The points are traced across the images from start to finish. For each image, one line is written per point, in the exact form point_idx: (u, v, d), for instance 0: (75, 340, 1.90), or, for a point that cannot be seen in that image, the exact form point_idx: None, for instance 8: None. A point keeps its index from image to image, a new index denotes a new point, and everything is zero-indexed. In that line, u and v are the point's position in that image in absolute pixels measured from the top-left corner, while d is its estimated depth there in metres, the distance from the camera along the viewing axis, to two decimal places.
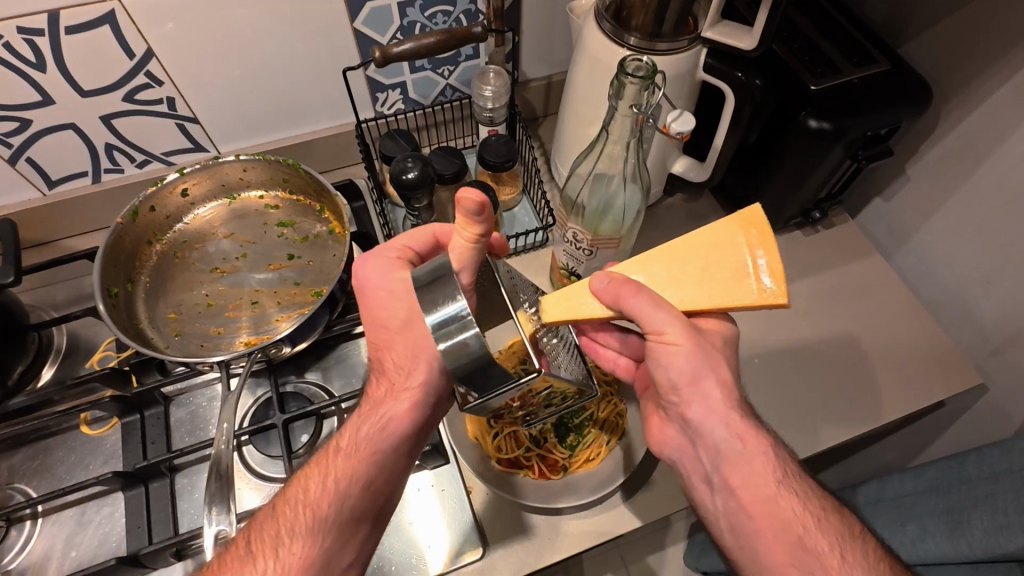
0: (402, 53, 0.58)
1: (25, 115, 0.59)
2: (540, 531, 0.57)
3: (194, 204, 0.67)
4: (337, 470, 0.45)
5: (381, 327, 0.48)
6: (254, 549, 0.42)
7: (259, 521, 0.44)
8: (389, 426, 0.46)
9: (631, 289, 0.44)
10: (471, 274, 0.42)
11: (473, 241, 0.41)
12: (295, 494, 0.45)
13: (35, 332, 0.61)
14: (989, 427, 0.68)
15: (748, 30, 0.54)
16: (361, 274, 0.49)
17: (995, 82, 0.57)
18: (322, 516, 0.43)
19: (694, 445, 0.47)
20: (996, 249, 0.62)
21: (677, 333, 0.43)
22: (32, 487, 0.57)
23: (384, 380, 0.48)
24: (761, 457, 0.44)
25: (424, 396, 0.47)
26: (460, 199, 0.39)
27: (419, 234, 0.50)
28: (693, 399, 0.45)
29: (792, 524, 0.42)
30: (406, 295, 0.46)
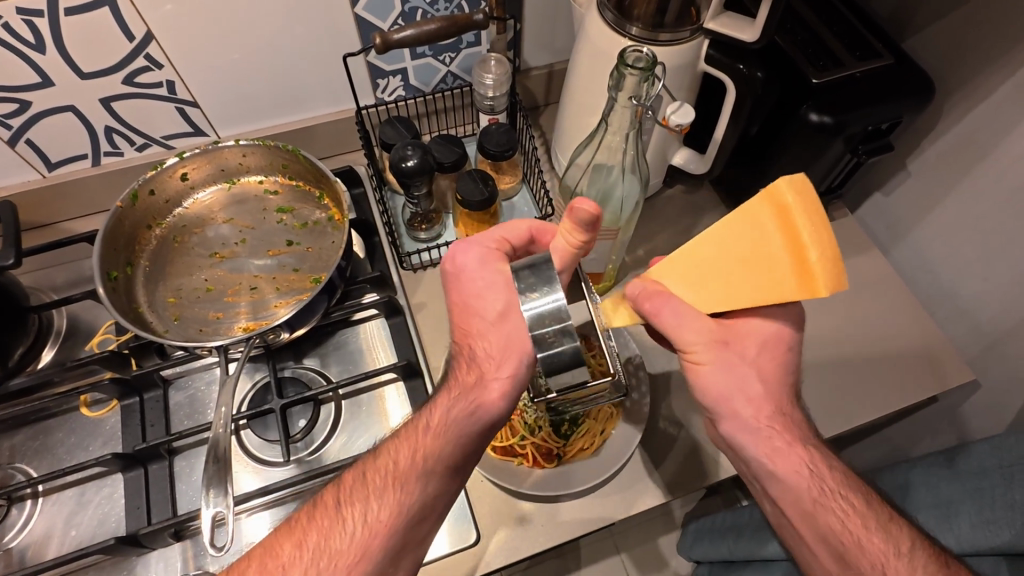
0: (403, 40, 0.57)
1: (24, 96, 0.59)
2: (533, 518, 0.58)
3: (193, 188, 0.66)
4: (426, 446, 0.44)
5: (475, 314, 0.46)
6: (344, 510, 0.43)
7: (344, 481, 0.45)
8: (477, 413, 0.45)
9: (658, 300, 0.44)
10: (568, 275, 0.44)
11: (576, 244, 0.43)
12: (384, 463, 0.45)
13: (35, 314, 0.61)
14: (979, 423, 0.69)
15: (751, 21, 0.54)
16: (457, 260, 0.48)
17: (998, 78, 0.57)
18: (408, 489, 0.44)
19: (738, 458, 0.49)
20: (993, 245, 0.62)
21: (703, 350, 0.45)
22: (33, 467, 0.58)
23: (475, 368, 0.46)
24: (794, 475, 0.45)
25: (514, 387, 0.45)
26: (573, 207, 0.42)
27: (517, 227, 0.49)
28: (724, 416, 0.46)
29: (833, 537, 0.44)
30: (508, 289, 0.45)
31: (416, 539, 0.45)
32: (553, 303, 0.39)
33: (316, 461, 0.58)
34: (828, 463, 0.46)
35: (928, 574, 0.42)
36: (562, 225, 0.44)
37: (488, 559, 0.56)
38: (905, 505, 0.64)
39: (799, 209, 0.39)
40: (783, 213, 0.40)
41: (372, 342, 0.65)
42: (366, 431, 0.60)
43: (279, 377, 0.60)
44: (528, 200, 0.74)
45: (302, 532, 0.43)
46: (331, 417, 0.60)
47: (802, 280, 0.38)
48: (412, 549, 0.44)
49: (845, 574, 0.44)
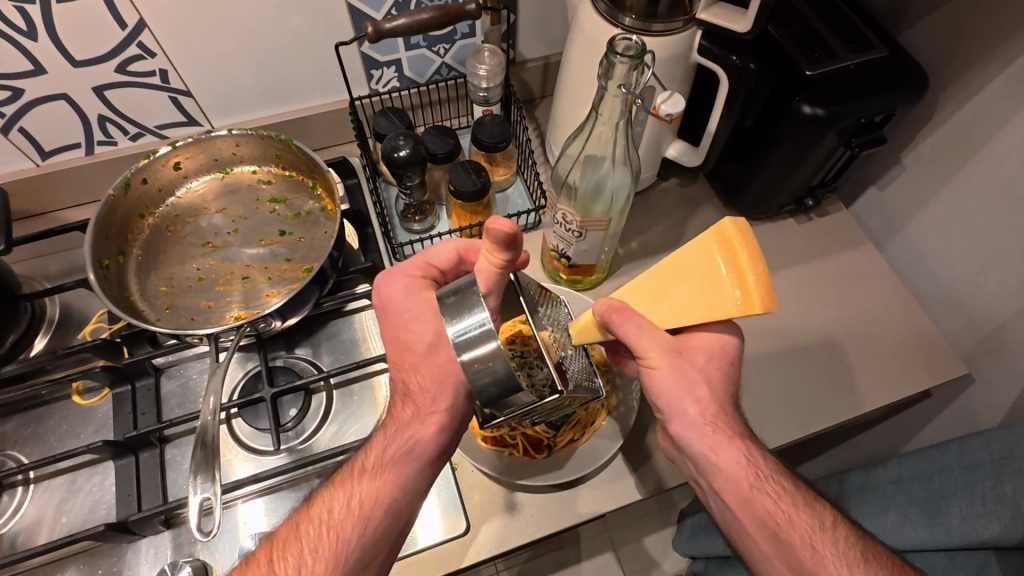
0: (395, 29, 0.57)
1: (17, 84, 0.59)
2: (523, 508, 0.58)
3: (186, 177, 0.66)
4: (364, 490, 0.45)
5: (406, 349, 0.48)
6: (277, 561, 0.42)
7: (275, 538, 0.44)
8: (415, 449, 0.46)
9: (621, 314, 0.45)
10: (496, 295, 0.45)
11: (498, 264, 0.43)
12: (317, 514, 0.45)
13: (28, 302, 0.61)
14: (972, 418, 0.69)
15: (743, 13, 0.54)
16: (384, 290, 0.49)
17: (992, 71, 0.57)
18: (346, 537, 0.43)
19: (681, 454, 0.48)
20: (986, 239, 0.62)
21: (661, 358, 0.45)
22: (24, 454, 0.58)
23: (409, 403, 0.48)
24: (735, 464, 0.45)
25: (450, 419, 0.47)
26: (489, 228, 0.41)
27: (444, 248, 0.50)
28: (673, 415, 0.46)
29: (769, 521, 0.44)
30: (435, 318, 0.46)
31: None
32: (479, 325, 0.39)
33: (307, 449, 0.58)
34: (764, 452, 0.47)
35: (854, 551, 0.44)
36: (484, 244, 0.44)
37: (479, 549, 0.56)
38: (896, 499, 0.64)
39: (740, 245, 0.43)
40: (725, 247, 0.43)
41: (362, 333, 0.65)
42: (357, 420, 0.60)
43: (270, 366, 0.60)
44: (522, 192, 0.74)
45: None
46: (322, 406, 0.60)
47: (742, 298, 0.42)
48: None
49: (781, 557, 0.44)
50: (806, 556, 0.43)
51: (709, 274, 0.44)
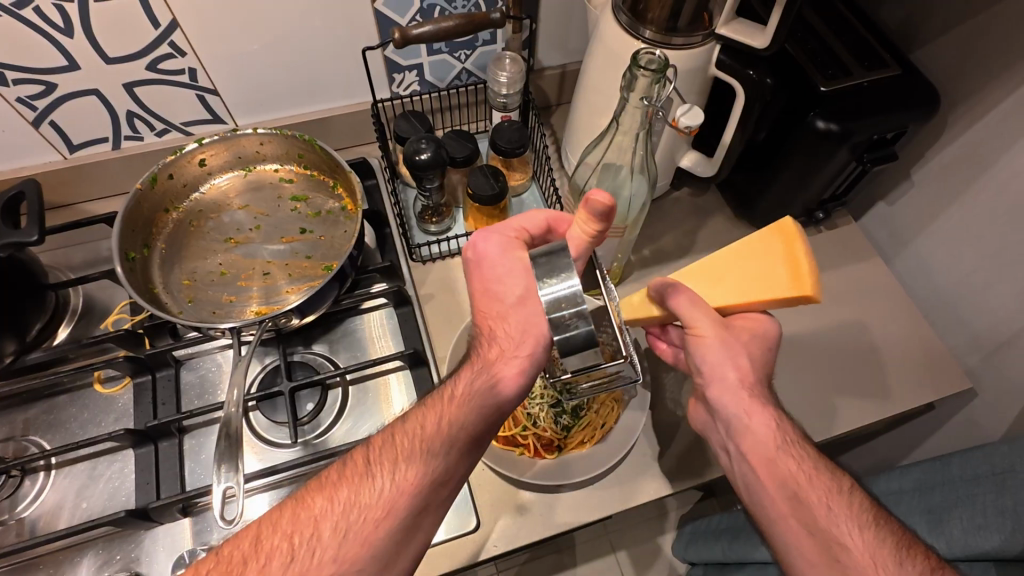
0: (421, 35, 0.59)
1: (50, 78, 0.60)
2: (532, 507, 0.59)
3: (210, 174, 0.68)
4: (449, 414, 0.45)
5: (494, 299, 0.46)
6: (373, 468, 0.44)
7: (373, 443, 0.45)
8: (499, 386, 0.45)
9: (673, 288, 0.48)
10: (583, 264, 0.46)
11: (591, 234, 0.45)
12: (411, 427, 0.45)
13: (53, 292, 0.63)
14: (974, 431, 0.70)
15: (762, 30, 0.55)
16: (478, 247, 0.47)
17: (1002, 92, 0.58)
18: (433, 452, 0.44)
19: (714, 420, 0.49)
20: (993, 256, 0.64)
21: (707, 328, 0.47)
22: (46, 440, 0.59)
23: (495, 345, 0.46)
24: (766, 427, 0.46)
25: (532, 365, 0.45)
26: (589, 199, 0.43)
27: (534, 217, 0.50)
28: (709, 379, 0.48)
29: (790, 482, 0.44)
30: (528, 276, 0.45)
31: (437, 504, 0.44)
32: (569, 290, 0.40)
33: (321, 444, 0.59)
34: (792, 422, 0.48)
35: (865, 516, 0.44)
36: (577, 216, 0.45)
37: (489, 545, 0.57)
38: (898, 510, 0.65)
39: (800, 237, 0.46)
40: (787, 236, 0.47)
41: (376, 332, 0.66)
42: (371, 417, 0.61)
43: (288, 361, 0.62)
44: (536, 198, 0.75)
45: (332, 486, 0.43)
46: (337, 403, 0.61)
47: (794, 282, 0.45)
48: (434, 512, 0.44)
49: (798, 515, 0.44)
50: (820, 515, 0.43)
51: (774, 260, 0.47)
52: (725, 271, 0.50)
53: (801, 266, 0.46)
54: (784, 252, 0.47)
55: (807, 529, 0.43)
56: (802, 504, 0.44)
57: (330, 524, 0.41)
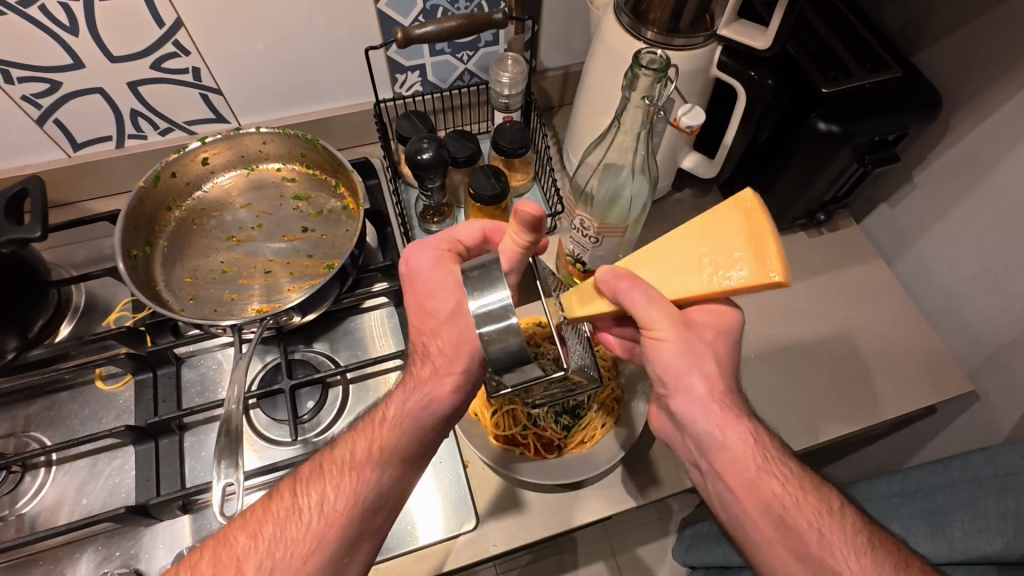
0: (423, 35, 0.59)
1: (55, 77, 0.60)
2: (531, 507, 0.59)
3: (213, 172, 0.68)
4: (381, 438, 0.46)
5: (427, 314, 0.48)
6: (299, 500, 0.44)
7: (300, 473, 0.45)
8: (431, 405, 0.47)
9: (628, 283, 0.45)
10: (516, 273, 0.46)
11: (521, 246, 0.44)
12: (341, 454, 0.46)
13: (55, 289, 0.63)
14: (976, 434, 0.70)
15: (764, 31, 0.56)
16: (412, 262, 0.49)
17: (1004, 94, 0.58)
18: (364, 479, 0.44)
19: (684, 436, 0.48)
20: (995, 259, 0.63)
21: (667, 329, 0.45)
22: (47, 436, 0.59)
23: (428, 362, 0.48)
24: (745, 445, 0.44)
25: (464, 381, 0.47)
26: (516, 210, 0.42)
27: (471, 228, 0.50)
28: (676, 392, 0.46)
29: (774, 504, 0.43)
30: (457, 289, 0.46)
31: (373, 530, 0.45)
32: (500, 302, 0.40)
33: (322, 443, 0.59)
34: (770, 435, 0.46)
35: (860, 537, 0.43)
36: (510, 226, 0.45)
37: (488, 544, 0.57)
38: (899, 513, 0.65)
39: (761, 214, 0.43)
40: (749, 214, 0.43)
41: (376, 331, 0.66)
42: None
43: (289, 359, 0.62)
44: (538, 198, 0.75)
45: (256, 522, 0.43)
46: (338, 401, 0.61)
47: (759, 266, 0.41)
48: (370, 540, 0.44)
49: (787, 543, 0.43)
50: (810, 540, 0.43)
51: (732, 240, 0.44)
52: (685, 254, 0.46)
53: (764, 245, 0.42)
54: (743, 229, 0.44)
55: (797, 555, 0.43)
56: (789, 524, 0.43)
57: (254, 563, 0.41)
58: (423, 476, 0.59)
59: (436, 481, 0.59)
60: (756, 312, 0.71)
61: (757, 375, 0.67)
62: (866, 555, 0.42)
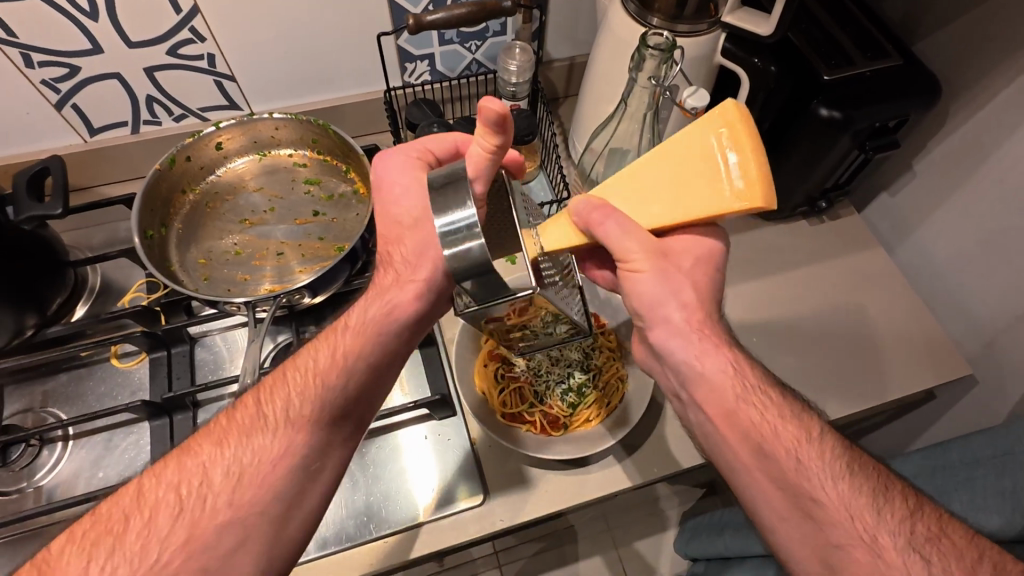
0: (434, 22, 0.60)
1: (74, 62, 0.62)
2: (537, 484, 0.60)
3: (227, 157, 0.70)
4: (344, 344, 0.47)
5: (393, 222, 0.49)
6: (263, 409, 0.44)
7: (264, 384, 0.46)
8: (394, 311, 0.48)
9: (602, 214, 0.44)
10: (488, 182, 0.43)
11: (490, 150, 0.42)
12: (304, 362, 0.47)
13: (72, 269, 0.65)
14: (976, 419, 0.71)
15: (767, 18, 0.57)
16: (380, 173, 0.50)
17: (1002, 82, 0.59)
18: (328, 384, 0.46)
19: (664, 367, 0.48)
20: (994, 245, 0.65)
21: (642, 259, 0.45)
22: (64, 411, 0.61)
23: (392, 270, 0.50)
24: (722, 374, 0.44)
25: (429, 290, 0.49)
26: (481, 108, 0.40)
27: (442, 140, 0.52)
28: (655, 322, 0.47)
29: (752, 431, 0.43)
30: (424, 195, 0.48)
31: (340, 440, 0.46)
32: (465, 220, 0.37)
33: None
34: (751, 364, 0.46)
35: (838, 463, 0.42)
36: (477, 131, 0.43)
37: (495, 519, 0.58)
38: None
39: (738, 127, 0.43)
40: (728, 125, 0.43)
41: None
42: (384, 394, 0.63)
43: (301, 338, 0.63)
44: (544, 185, 0.77)
45: (222, 432, 0.44)
46: None
47: (743, 189, 0.42)
48: (337, 450, 0.46)
49: (765, 467, 0.42)
50: (788, 466, 0.42)
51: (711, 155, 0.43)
52: (661, 177, 0.45)
53: (750, 168, 0.42)
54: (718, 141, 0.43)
55: (776, 480, 0.42)
56: (769, 452, 0.43)
57: (220, 469, 0.42)
58: (430, 452, 0.60)
59: (443, 458, 0.60)
60: (758, 297, 0.73)
61: (759, 359, 0.69)
62: (843, 480, 0.42)
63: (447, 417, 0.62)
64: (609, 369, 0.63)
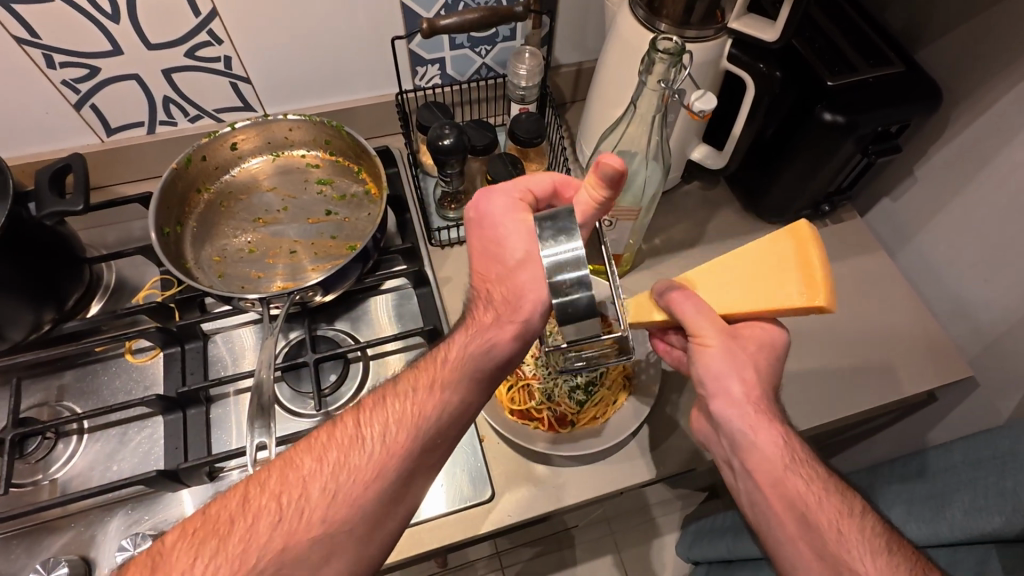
0: (447, 27, 0.62)
1: (94, 63, 0.63)
2: (544, 480, 0.61)
3: (242, 157, 0.71)
4: (443, 377, 0.47)
5: (494, 261, 0.48)
6: (361, 430, 0.45)
7: (362, 405, 0.47)
8: (492, 350, 0.48)
9: (681, 295, 0.50)
10: (587, 229, 0.47)
11: (598, 201, 0.45)
12: (403, 390, 0.47)
13: (88, 266, 0.66)
14: (976, 421, 0.72)
15: (771, 23, 0.58)
16: (482, 207, 0.49)
17: (1001, 89, 0.61)
18: (425, 415, 0.46)
19: (718, 434, 0.50)
20: (992, 250, 0.66)
21: (713, 337, 0.48)
22: (79, 406, 0.62)
23: (491, 308, 0.49)
24: (772, 444, 0.47)
25: (527, 332, 0.48)
26: (600, 162, 0.43)
27: (542, 178, 0.51)
28: (714, 394, 0.49)
29: (798, 501, 0.46)
30: (530, 240, 0.47)
31: (427, 467, 0.46)
32: (573, 253, 0.42)
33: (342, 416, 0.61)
34: (799, 440, 0.49)
35: (878, 538, 0.45)
36: (586, 180, 0.46)
37: (503, 515, 0.59)
38: (901, 497, 0.67)
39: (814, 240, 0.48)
40: (801, 238, 0.49)
41: (390, 311, 0.69)
42: None
43: (313, 335, 0.64)
44: None
45: (322, 447, 0.45)
46: (359, 376, 0.63)
47: (807, 287, 0.46)
48: (424, 476, 0.46)
49: (807, 537, 0.45)
50: (830, 537, 0.45)
51: (783, 262, 0.49)
52: (737, 278, 0.51)
53: (812, 270, 0.47)
54: (795, 251, 0.49)
55: (816, 552, 0.45)
56: (812, 524, 0.45)
57: (318, 485, 0.43)
58: None
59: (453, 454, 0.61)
60: None
61: None
62: (882, 556, 0.44)
63: None
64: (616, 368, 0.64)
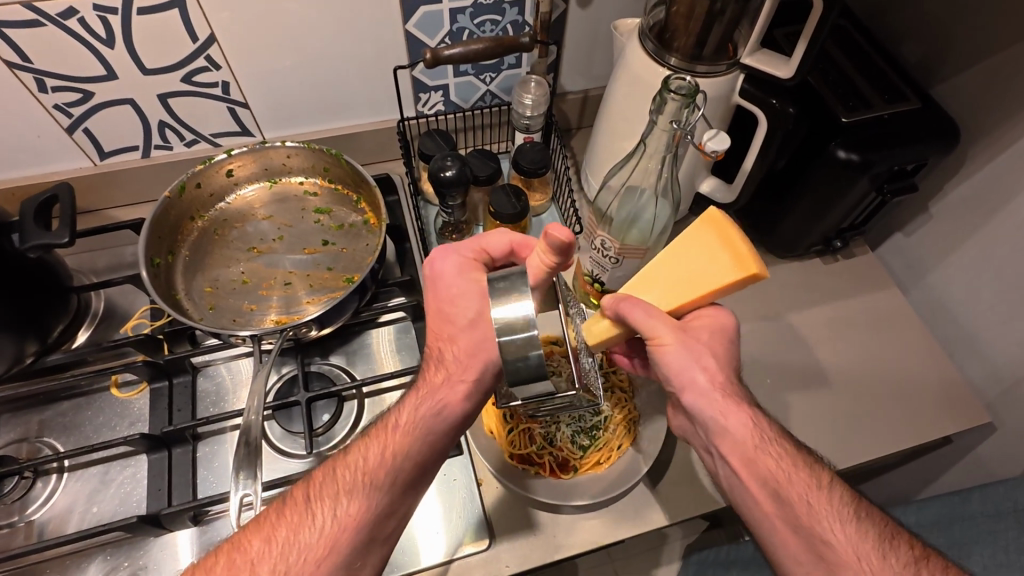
0: (451, 57, 0.60)
1: (88, 87, 0.62)
2: (544, 527, 0.58)
3: (238, 184, 0.69)
4: (395, 442, 0.46)
5: (447, 321, 0.49)
6: (312, 504, 0.44)
7: (313, 477, 0.46)
8: (444, 411, 0.47)
9: (626, 303, 0.45)
10: (542, 291, 0.44)
11: (548, 267, 0.42)
12: (353, 460, 0.46)
13: (75, 295, 0.64)
14: (994, 466, 0.70)
15: (785, 60, 0.56)
16: (436, 264, 0.49)
17: (1021, 130, 0.59)
18: (378, 481, 0.45)
19: (697, 430, 0.47)
20: (1011, 291, 0.64)
21: (669, 336, 0.44)
22: (60, 442, 0.59)
23: (442, 368, 0.49)
24: (759, 442, 0.43)
25: (476, 391, 0.48)
26: (546, 233, 0.41)
27: (501, 237, 0.50)
28: (684, 388, 0.45)
29: (792, 501, 0.42)
30: (480, 298, 0.47)
31: (383, 537, 0.45)
32: (523, 312, 0.39)
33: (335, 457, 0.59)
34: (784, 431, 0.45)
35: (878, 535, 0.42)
36: (539, 244, 0.43)
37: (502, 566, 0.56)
38: None
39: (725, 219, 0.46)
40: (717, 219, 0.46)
41: (390, 347, 0.66)
42: None
43: (306, 371, 0.62)
44: (556, 218, 0.76)
45: (271, 526, 0.43)
46: (353, 414, 0.61)
47: (738, 261, 0.43)
48: (381, 547, 0.45)
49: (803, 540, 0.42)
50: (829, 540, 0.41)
51: (709, 248, 0.46)
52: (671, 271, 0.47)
53: (737, 249, 0.44)
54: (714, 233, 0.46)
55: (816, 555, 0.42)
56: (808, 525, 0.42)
57: (267, 566, 0.41)
58: (434, 494, 0.59)
59: (452, 498, 0.59)
60: (773, 335, 0.71)
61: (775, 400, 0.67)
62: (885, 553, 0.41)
63: (453, 456, 0.61)
64: (621, 411, 0.61)
